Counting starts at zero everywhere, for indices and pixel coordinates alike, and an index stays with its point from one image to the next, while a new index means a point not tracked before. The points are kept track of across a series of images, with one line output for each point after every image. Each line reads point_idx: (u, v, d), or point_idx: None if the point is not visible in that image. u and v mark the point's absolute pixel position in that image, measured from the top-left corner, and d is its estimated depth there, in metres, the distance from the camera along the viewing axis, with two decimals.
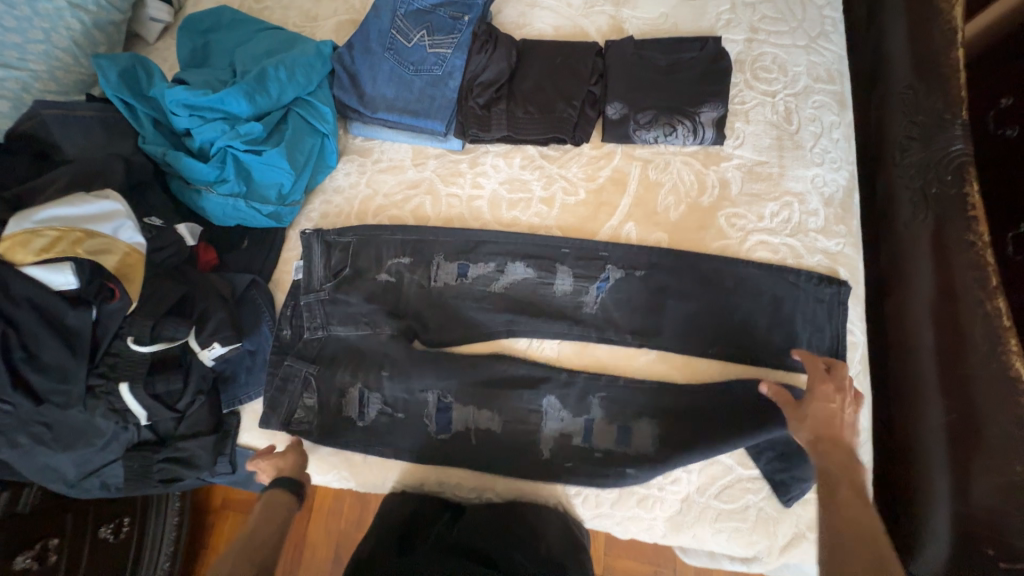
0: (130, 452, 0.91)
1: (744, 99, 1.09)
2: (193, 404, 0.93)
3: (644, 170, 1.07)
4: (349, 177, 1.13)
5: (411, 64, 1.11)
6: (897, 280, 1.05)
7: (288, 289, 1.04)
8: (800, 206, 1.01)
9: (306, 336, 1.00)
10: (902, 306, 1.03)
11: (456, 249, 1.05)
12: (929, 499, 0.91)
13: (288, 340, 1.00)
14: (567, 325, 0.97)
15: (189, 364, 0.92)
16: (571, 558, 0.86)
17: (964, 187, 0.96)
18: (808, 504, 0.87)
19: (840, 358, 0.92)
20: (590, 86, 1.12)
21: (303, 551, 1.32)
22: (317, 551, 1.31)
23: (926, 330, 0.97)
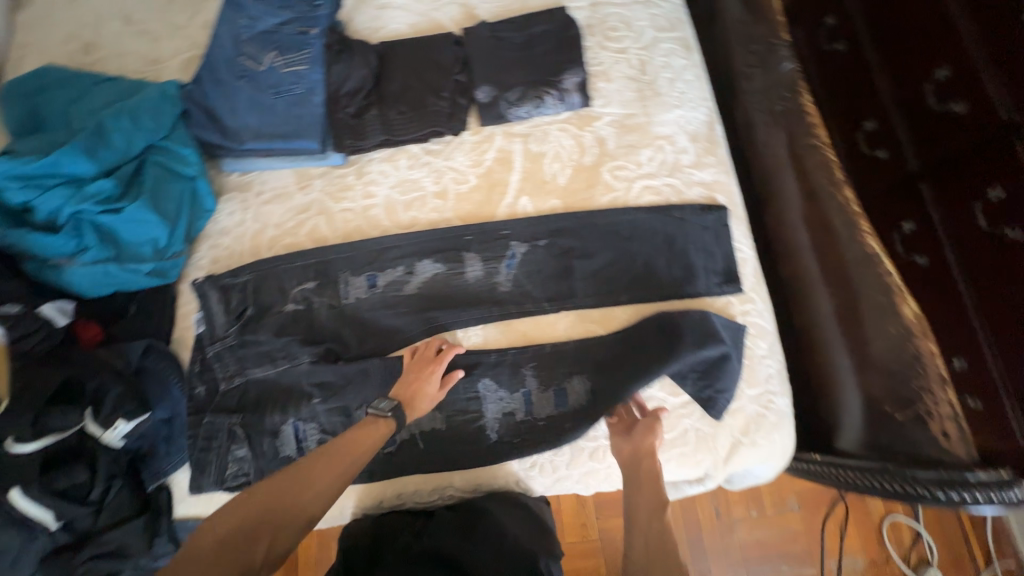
0: (46, 562, 0.82)
1: (600, 60, 1.15)
2: (109, 492, 0.85)
3: (525, 145, 1.10)
4: (233, 215, 1.07)
5: (269, 88, 1.07)
6: (767, 195, 1.15)
7: (193, 345, 0.98)
8: (671, 147, 1.09)
9: (222, 388, 0.94)
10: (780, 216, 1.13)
11: (361, 262, 1.03)
12: (835, 382, 1.00)
13: (203, 398, 0.94)
14: (486, 308, 0.99)
15: (92, 451, 0.84)
16: (540, 543, 0.86)
17: (802, 102, 1.11)
18: (736, 412, 0.94)
19: (733, 275, 1.00)
20: (456, 75, 1.14)
21: None
22: None
23: (801, 231, 1.07)
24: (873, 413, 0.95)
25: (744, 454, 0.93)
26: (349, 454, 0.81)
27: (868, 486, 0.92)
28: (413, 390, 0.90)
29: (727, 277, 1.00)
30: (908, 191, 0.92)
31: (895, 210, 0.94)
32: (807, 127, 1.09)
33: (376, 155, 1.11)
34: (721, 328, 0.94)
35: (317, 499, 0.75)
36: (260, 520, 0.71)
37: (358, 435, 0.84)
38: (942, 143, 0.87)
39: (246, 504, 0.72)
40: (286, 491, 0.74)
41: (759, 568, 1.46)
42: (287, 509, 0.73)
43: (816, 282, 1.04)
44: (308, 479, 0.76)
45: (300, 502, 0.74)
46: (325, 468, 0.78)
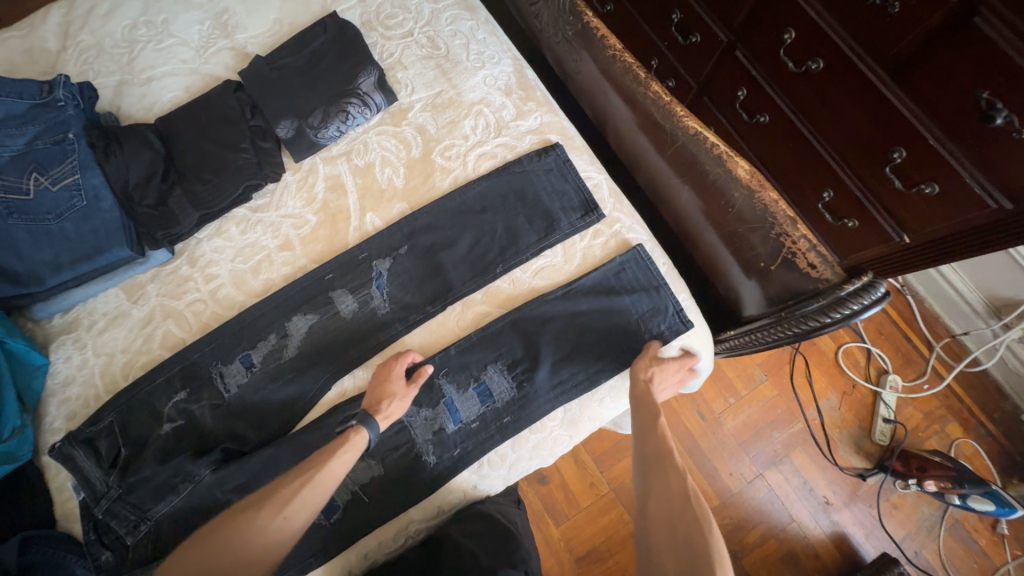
0: None
1: (389, 52, 1.11)
2: None
3: (350, 162, 1.05)
4: (72, 360, 0.96)
5: (47, 213, 0.94)
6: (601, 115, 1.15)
7: (79, 514, 0.87)
8: (490, 108, 1.07)
9: (130, 541, 0.84)
10: (617, 129, 1.13)
11: (227, 347, 0.94)
12: (719, 262, 1.05)
13: (113, 563, 0.84)
14: (373, 338, 0.95)
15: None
16: (500, 555, 0.87)
17: (585, 19, 1.15)
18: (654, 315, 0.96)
19: (592, 203, 1.01)
20: (250, 122, 1.05)
21: None
22: None
23: (638, 135, 1.09)
24: (755, 273, 0.99)
25: None
26: (316, 473, 0.75)
27: (776, 339, 0.92)
28: (376, 399, 0.86)
29: (586, 208, 1.01)
30: (730, 64, 1.23)
31: (737, 77, 1.23)
32: (600, 40, 1.12)
33: (203, 234, 1.02)
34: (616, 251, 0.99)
35: (283, 525, 0.72)
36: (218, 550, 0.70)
37: (333, 448, 0.79)
38: (737, 17, 1.15)
39: (212, 534, 0.73)
40: (248, 518, 0.72)
41: (755, 445, 1.53)
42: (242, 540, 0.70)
43: (668, 175, 1.06)
44: (274, 505, 0.73)
45: (259, 536, 0.71)
46: (291, 493, 0.74)
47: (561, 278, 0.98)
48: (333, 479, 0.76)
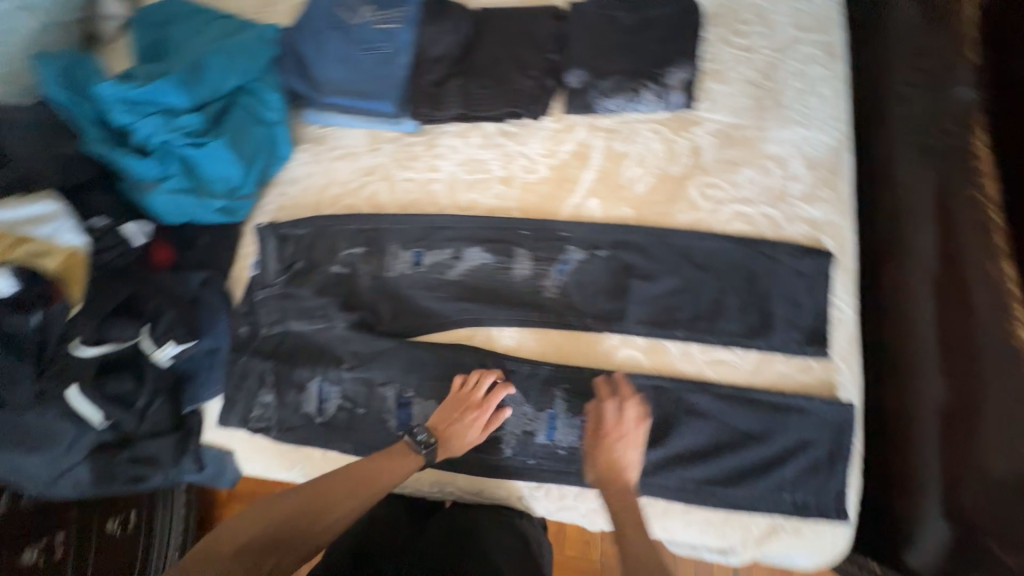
0: (95, 452, 0.90)
1: (718, 56, 0.99)
2: (152, 405, 0.91)
3: (608, 142, 0.99)
4: (305, 166, 1.09)
5: (359, 43, 1.04)
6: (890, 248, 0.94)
7: (245, 285, 1.01)
8: (780, 171, 0.92)
9: (262, 333, 0.97)
10: (900, 277, 0.91)
11: (411, 236, 1.00)
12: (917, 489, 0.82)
13: (244, 338, 0.98)
14: (527, 312, 0.92)
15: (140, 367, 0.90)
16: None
17: (966, 139, 0.89)
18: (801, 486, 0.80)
19: (820, 335, 0.83)
20: (549, 54, 1.03)
21: None
22: None
23: (925, 300, 0.86)
24: (961, 531, 0.77)
25: (782, 541, 0.80)
26: (366, 482, 0.77)
27: None
28: (449, 438, 0.82)
29: (810, 337, 0.83)
30: None
31: None
32: (967, 172, 0.87)
33: (450, 128, 1.06)
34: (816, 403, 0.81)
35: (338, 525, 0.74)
36: (274, 532, 0.71)
37: (381, 464, 0.79)
38: None
39: (264, 517, 0.72)
40: (308, 513, 0.73)
41: None
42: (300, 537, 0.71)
43: (931, 365, 0.83)
44: (327, 499, 0.74)
45: (315, 524, 0.72)
46: (344, 493, 0.75)
47: (737, 385, 0.84)
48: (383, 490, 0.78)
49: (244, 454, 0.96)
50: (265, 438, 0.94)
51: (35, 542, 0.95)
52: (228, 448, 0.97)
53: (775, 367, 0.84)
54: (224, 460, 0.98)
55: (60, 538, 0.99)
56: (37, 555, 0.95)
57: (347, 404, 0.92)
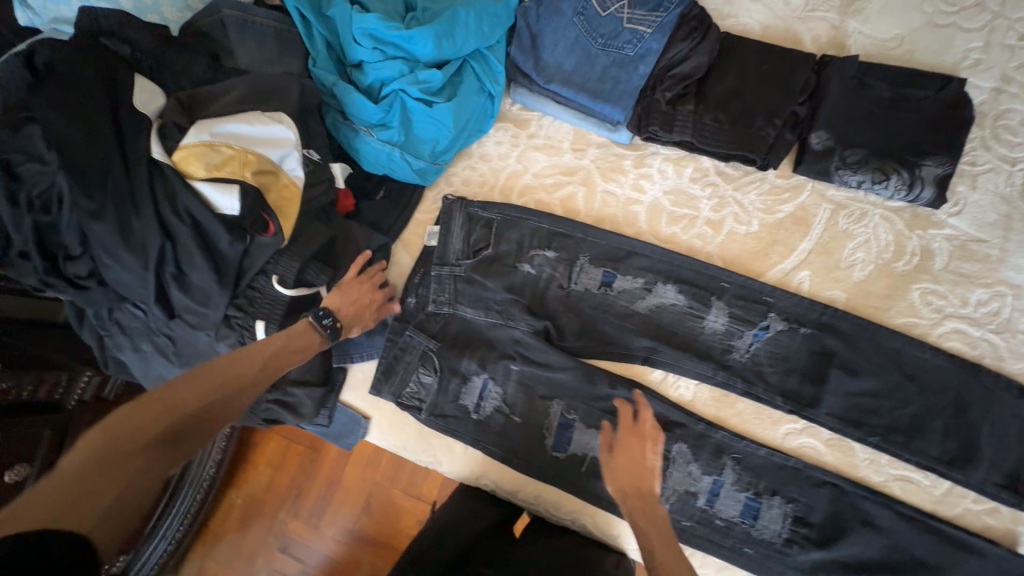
0: None
1: (976, 160, 0.93)
2: None
3: (834, 215, 0.94)
4: (500, 146, 1.04)
5: (601, 37, 0.97)
6: None
7: (419, 253, 0.98)
8: (1015, 301, 0.87)
9: (430, 309, 0.95)
10: None
11: (604, 253, 0.96)
12: None
13: (411, 309, 0.95)
14: (712, 367, 0.89)
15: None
16: None
17: None
18: None
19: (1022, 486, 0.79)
20: (796, 105, 0.96)
21: (336, 490, 1.28)
22: (350, 495, 1.27)
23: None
24: None
25: None
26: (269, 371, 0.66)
27: None
28: (361, 312, 0.82)
29: (1009, 482, 0.80)
30: None
31: None
32: None
33: (664, 152, 1.00)
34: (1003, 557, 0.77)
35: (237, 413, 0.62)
36: (165, 417, 0.55)
37: (281, 343, 0.70)
38: None
39: (147, 409, 0.55)
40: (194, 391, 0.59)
41: None
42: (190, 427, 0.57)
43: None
44: (233, 377, 0.63)
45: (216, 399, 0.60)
46: (244, 381, 0.63)
47: (922, 511, 0.80)
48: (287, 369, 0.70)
49: (380, 426, 0.95)
50: (410, 416, 0.93)
51: None
52: (368, 414, 0.95)
53: (965, 503, 0.80)
54: (359, 424, 0.96)
55: None
56: None
57: (504, 408, 0.90)
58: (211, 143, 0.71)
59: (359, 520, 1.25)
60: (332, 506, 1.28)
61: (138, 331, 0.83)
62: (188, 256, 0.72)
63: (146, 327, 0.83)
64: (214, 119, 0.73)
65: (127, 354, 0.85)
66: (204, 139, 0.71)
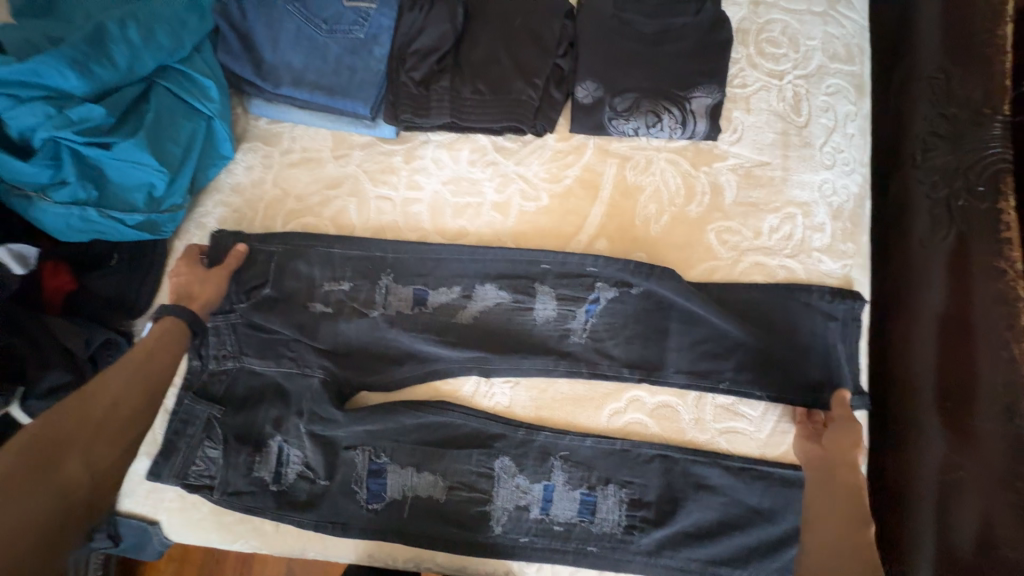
0: None
1: (746, 81, 0.88)
2: None
3: (621, 170, 0.87)
4: (251, 171, 0.89)
5: (323, 22, 0.84)
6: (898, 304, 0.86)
7: None
8: (804, 219, 0.84)
9: (212, 365, 0.82)
10: (908, 332, 0.83)
11: (409, 268, 0.85)
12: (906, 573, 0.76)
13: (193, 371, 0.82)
14: (553, 360, 0.82)
15: (14, 441, 0.69)
16: None
17: (999, 203, 0.76)
18: None
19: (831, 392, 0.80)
20: (557, 58, 0.87)
21: (251, 567, 1.10)
22: (268, 567, 1.09)
23: (925, 351, 0.80)
24: None
25: None
26: (151, 359, 0.71)
27: None
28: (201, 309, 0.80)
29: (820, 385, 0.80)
30: None
31: None
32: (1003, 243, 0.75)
33: (435, 138, 0.89)
34: None
35: (134, 402, 0.68)
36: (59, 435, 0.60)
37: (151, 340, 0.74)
38: None
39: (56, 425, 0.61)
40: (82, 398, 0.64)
41: None
42: (87, 427, 0.62)
43: (931, 422, 0.77)
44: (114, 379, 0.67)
45: (107, 408, 0.65)
46: (129, 380, 0.69)
47: (751, 457, 0.78)
48: (166, 376, 0.72)
49: (173, 527, 0.80)
50: (201, 499, 0.79)
51: None
52: (155, 519, 0.80)
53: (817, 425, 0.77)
54: (148, 532, 0.80)
55: None
56: None
57: (309, 472, 0.79)
58: None
59: None
60: None
61: None
62: None
63: None
64: None
65: None
66: None
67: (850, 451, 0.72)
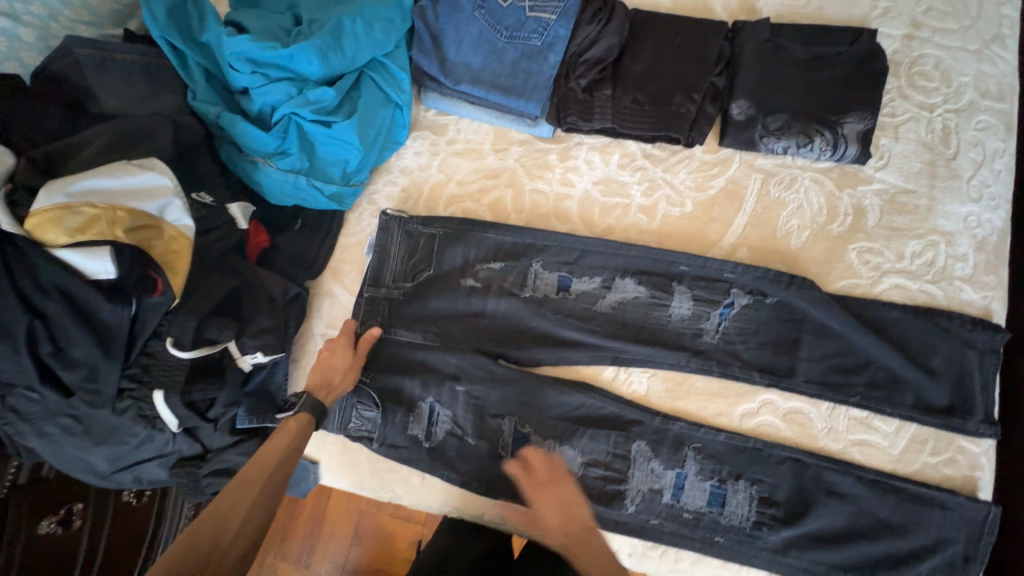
0: (176, 467, 0.81)
1: (895, 111, 0.92)
2: (227, 414, 0.78)
3: (765, 184, 0.92)
4: (419, 156, 0.97)
5: (505, 29, 0.93)
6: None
7: (362, 273, 0.93)
8: (948, 248, 0.87)
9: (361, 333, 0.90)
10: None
11: (557, 256, 0.92)
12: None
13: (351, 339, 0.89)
14: (684, 357, 0.87)
15: (226, 371, 0.77)
16: None
17: None
18: None
19: (966, 412, 0.81)
20: (714, 76, 0.93)
21: (322, 527, 1.22)
22: (337, 528, 1.21)
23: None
24: None
25: None
26: (275, 465, 0.69)
27: None
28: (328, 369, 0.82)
29: (955, 404, 0.81)
30: None
31: None
32: None
33: (589, 141, 0.96)
34: (960, 507, 0.78)
35: (256, 521, 0.64)
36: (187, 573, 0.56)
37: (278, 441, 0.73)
38: None
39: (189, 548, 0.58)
40: (219, 507, 0.63)
41: None
42: (215, 554, 0.59)
43: None
44: (243, 491, 0.65)
45: (232, 538, 0.61)
46: (254, 488, 0.66)
47: (882, 470, 0.80)
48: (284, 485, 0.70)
49: (331, 467, 0.89)
50: (361, 446, 0.88)
51: (52, 513, 0.90)
52: (316, 459, 0.89)
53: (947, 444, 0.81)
54: (307, 470, 0.90)
55: (79, 509, 0.94)
56: (53, 526, 0.90)
57: (458, 430, 0.87)
58: (69, 205, 0.63)
59: (350, 554, 1.20)
60: (320, 543, 1.22)
61: (36, 416, 0.72)
62: (64, 331, 0.65)
63: (48, 410, 0.73)
64: (70, 177, 0.65)
65: (29, 441, 0.74)
66: (57, 202, 0.63)
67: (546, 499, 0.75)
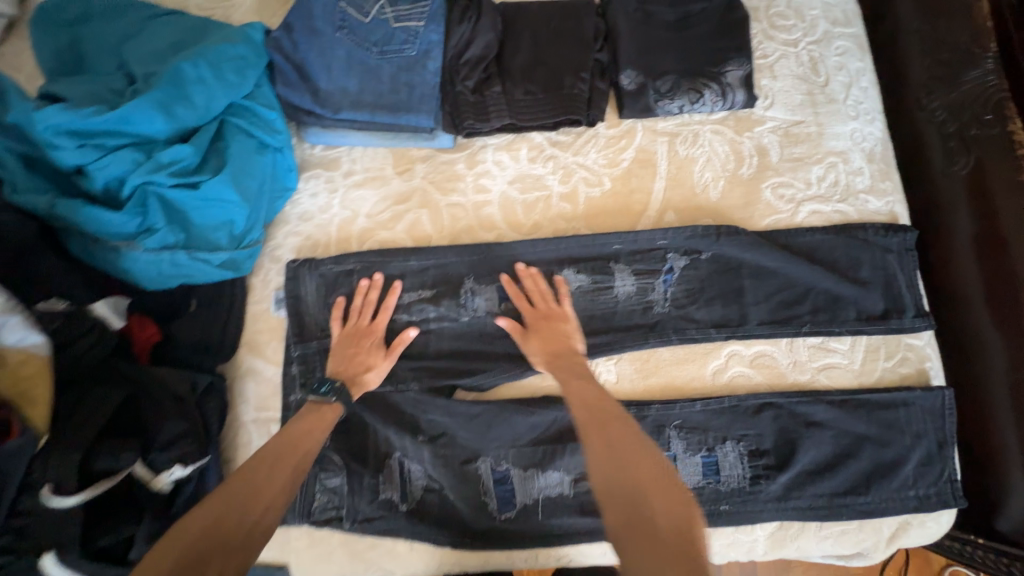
0: None
1: (766, 52, 0.97)
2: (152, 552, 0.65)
3: (672, 146, 0.92)
4: (317, 198, 0.87)
5: (373, 45, 0.87)
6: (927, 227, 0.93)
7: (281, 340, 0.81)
8: (845, 166, 0.92)
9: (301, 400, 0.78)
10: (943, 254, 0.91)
11: (490, 266, 0.86)
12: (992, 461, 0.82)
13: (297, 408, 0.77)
14: (643, 334, 0.84)
15: (141, 499, 0.65)
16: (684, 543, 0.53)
17: (1008, 126, 0.84)
18: (925, 476, 0.80)
19: (902, 309, 0.86)
20: (595, 52, 0.93)
21: None
22: None
23: (970, 265, 0.86)
24: None
25: (911, 536, 0.81)
26: (296, 450, 0.68)
27: None
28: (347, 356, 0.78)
29: (892, 306, 0.86)
30: None
31: None
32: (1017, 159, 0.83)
33: (493, 141, 0.92)
34: (922, 402, 0.81)
35: (269, 506, 0.63)
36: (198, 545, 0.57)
37: (301, 428, 0.70)
38: None
39: (201, 523, 0.58)
40: (240, 485, 0.63)
41: None
42: (228, 530, 0.59)
43: (990, 330, 0.83)
44: (264, 473, 0.64)
45: (244, 517, 0.60)
46: (276, 468, 0.65)
47: (850, 390, 0.82)
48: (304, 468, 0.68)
49: (303, 568, 0.77)
50: (331, 532, 0.77)
51: None
52: (282, 563, 0.77)
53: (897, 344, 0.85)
54: None
55: None
56: None
57: (435, 484, 0.79)
58: None
59: None
60: None
61: None
62: None
63: None
64: None
65: None
66: None
67: (555, 323, 0.81)
